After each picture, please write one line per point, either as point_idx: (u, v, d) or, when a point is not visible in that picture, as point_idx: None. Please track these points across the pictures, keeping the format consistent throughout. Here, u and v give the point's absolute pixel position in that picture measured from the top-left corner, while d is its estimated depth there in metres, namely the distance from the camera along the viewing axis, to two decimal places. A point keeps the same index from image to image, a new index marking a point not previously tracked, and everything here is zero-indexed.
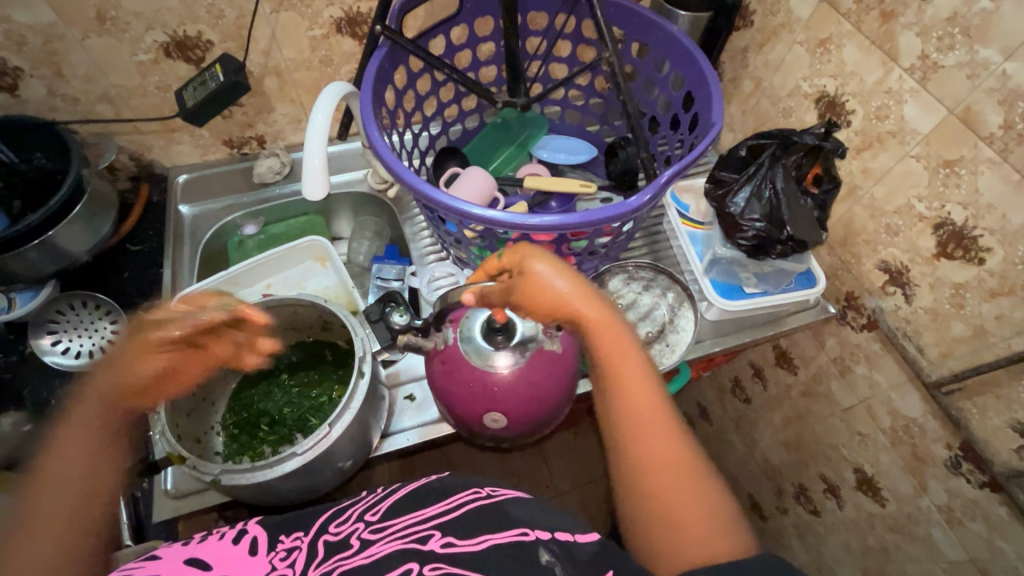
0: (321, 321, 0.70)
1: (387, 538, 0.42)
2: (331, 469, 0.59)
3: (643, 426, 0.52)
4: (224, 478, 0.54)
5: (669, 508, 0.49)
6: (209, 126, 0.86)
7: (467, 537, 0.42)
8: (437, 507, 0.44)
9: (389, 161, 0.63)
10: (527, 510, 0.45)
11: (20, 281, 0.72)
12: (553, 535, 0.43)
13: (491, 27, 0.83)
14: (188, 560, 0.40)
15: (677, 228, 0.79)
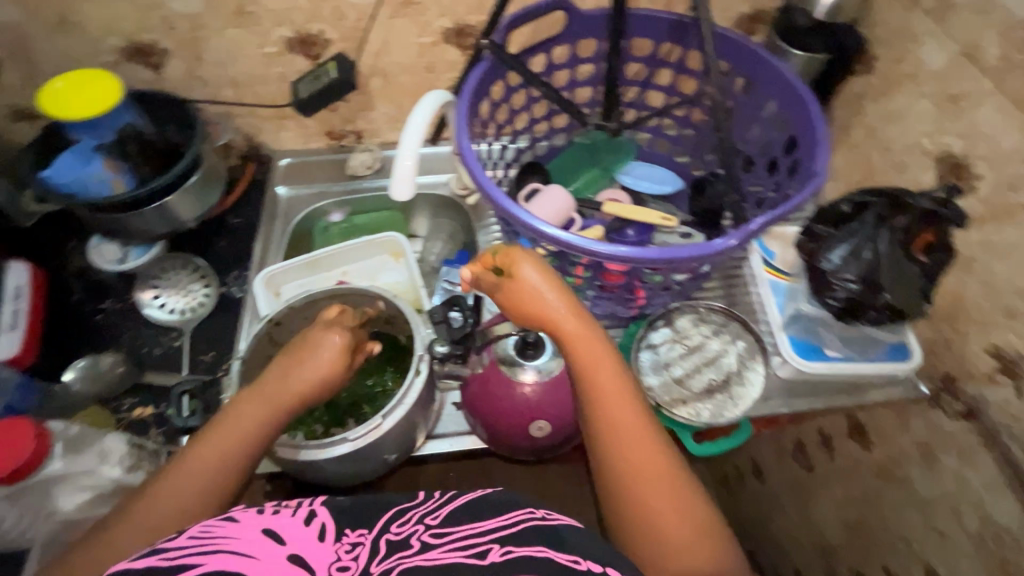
0: (386, 315, 0.73)
1: (447, 545, 0.41)
2: (375, 459, 0.61)
3: (630, 438, 0.51)
4: (279, 449, 0.57)
5: (654, 523, 0.49)
6: (316, 117, 0.92)
7: (527, 549, 0.41)
8: (496, 522, 0.43)
9: (475, 172, 0.65)
10: (585, 538, 0.43)
11: (137, 237, 0.81)
12: (606, 571, 0.40)
13: (594, 49, 0.83)
14: (264, 530, 0.41)
15: (758, 275, 0.75)
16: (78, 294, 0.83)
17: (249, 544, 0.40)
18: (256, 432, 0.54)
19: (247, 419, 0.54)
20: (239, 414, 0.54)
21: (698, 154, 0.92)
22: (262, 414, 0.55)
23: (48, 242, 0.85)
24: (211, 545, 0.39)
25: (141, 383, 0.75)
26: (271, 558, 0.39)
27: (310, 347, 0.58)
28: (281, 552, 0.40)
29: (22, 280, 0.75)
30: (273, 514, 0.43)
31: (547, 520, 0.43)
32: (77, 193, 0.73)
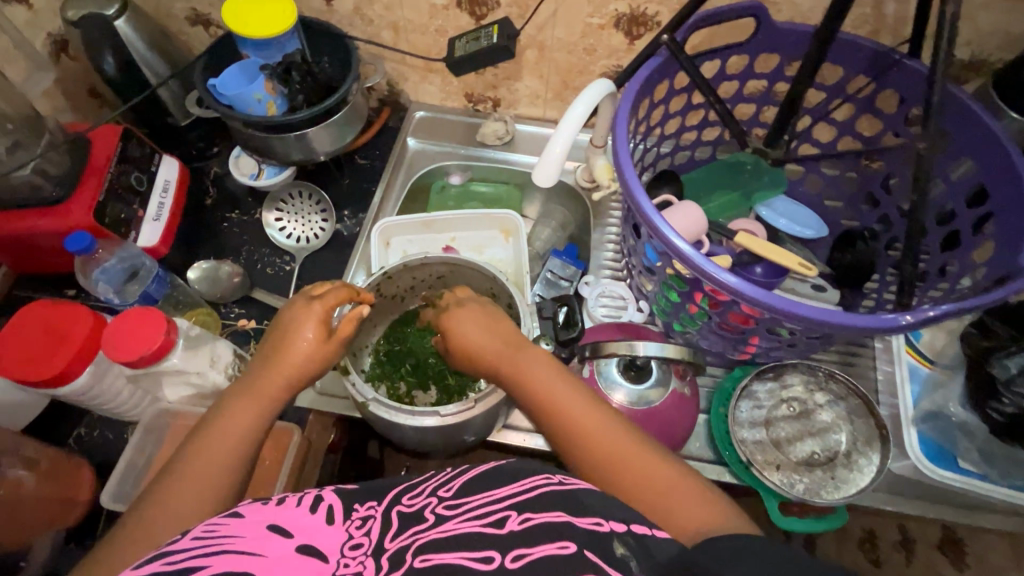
0: (489, 294, 0.72)
1: (462, 516, 0.41)
2: (455, 438, 0.60)
3: (588, 422, 0.50)
4: (371, 406, 0.57)
5: (636, 466, 0.48)
6: (461, 77, 0.91)
7: (547, 514, 0.40)
8: (509, 490, 0.42)
9: (626, 174, 0.61)
10: (600, 497, 0.41)
11: (274, 158, 0.84)
12: (629, 527, 0.39)
13: (774, 66, 0.75)
14: (270, 525, 0.41)
15: (896, 352, 0.68)
16: (212, 198, 0.88)
17: (255, 541, 0.40)
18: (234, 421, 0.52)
19: (239, 419, 0.52)
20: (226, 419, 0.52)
21: (852, 202, 0.83)
22: (249, 420, 0.53)
23: (196, 144, 0.91)
24: (218, 544, 0.39)
25: (250, 297, 0.79)
26: (280, 551, 0.39)
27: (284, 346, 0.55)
28: (290, 543, 0.40)
29: (171, 175, 0.78)
30: (278, 508, 0.43)
31: (565, 485, 0.42)
32: (235, 106, 0.76)
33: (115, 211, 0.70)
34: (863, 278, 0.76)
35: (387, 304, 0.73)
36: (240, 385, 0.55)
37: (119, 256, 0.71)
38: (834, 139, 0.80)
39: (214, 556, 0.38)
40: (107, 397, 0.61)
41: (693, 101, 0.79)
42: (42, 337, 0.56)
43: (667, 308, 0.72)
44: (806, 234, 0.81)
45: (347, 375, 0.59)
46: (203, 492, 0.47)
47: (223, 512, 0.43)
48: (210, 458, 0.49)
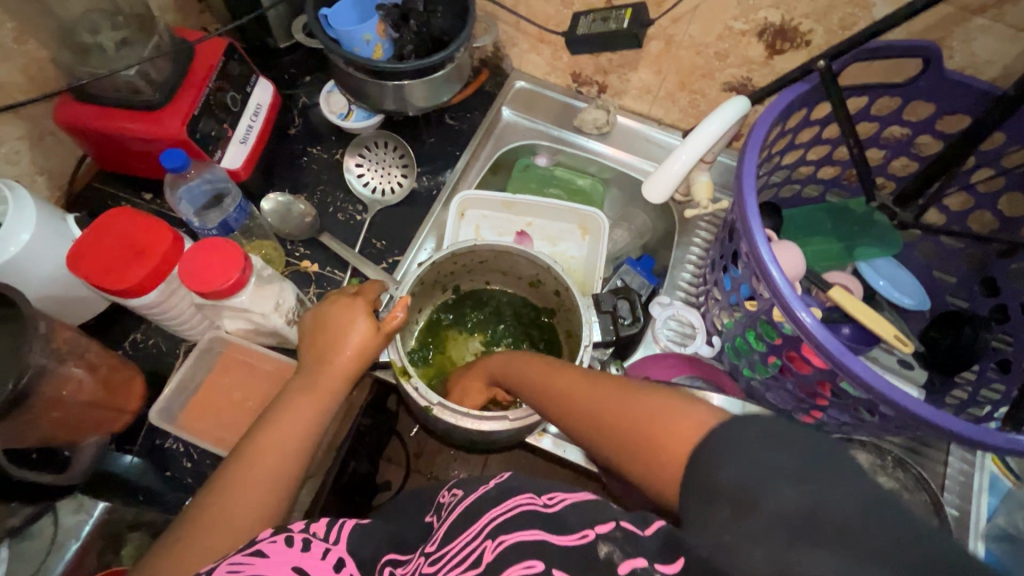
0: (535, 279, 0.70)
1: (444, 566, 0.37)
2: (518, 435, 0.61)
3: (572, 397, 0.48)
4: (436, 410, 0.57)
5: (605, 403, 0.45)
6: (572, 55, 0.85)
7: (523, 533, 0.36)
8: (488, 515, 0.38)
9: (748, 207, 0.54)
10: (583, 508, 0.37)
11: (366, 103, 0.81)
12: (618, 522, 0.35)
13: (925, 116, 0.68)
14: (293, 568, 0.41)
15: (979, 459, 0.65)
16: (296, 128, 0.85)
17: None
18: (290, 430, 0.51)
19: (297, 412, 0.52)
20: (286, 411, 0.52)
21: (965, 282, 0.77)
22: (313, 415, 0.53)
23: (289, 70, 0.88)
24: None
25: (317, 240, 0.78)
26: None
27: (336, 343, 0.56)
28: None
29: (264, 99, 0.77)
30: (300, 554, 0.42)
31: (551, 506, 0.37)
32: (341, 42, 0.72)
33: (206, 127, 0.69)
34: (958, 366, 0.70)
35: (436, 285, 0.71)
36: (296, 383, 0.55)
37: (207, 178, 0.71)
38: (967, 210, 0.73)
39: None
40: (170, 316, 0.61)
41: (822, 135, 0.72)
42: (120, 249, 0.55)
43: (742, 351, 0.67)
44: (904, 302, 0.75)
45: (406, 378, 0.58)
46: (246, 500, 0.47)
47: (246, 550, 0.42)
48: (273, 443, 0.50)
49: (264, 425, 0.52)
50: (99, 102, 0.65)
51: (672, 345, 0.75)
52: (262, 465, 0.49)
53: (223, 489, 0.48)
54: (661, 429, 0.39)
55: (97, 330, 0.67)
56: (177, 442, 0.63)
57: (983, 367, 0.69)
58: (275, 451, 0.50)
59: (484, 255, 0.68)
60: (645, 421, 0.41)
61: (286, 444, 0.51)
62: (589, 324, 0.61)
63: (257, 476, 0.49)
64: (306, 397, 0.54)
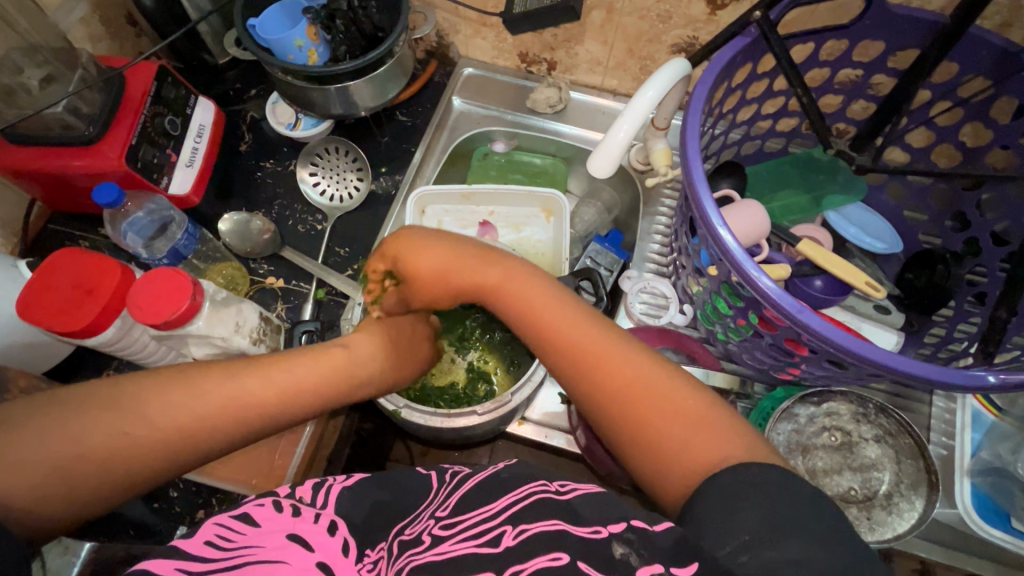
0: None
1: (459, 536, 0.38)
2: (492, 428, 0.61)
3: (589, 362, 0.47)
4: (404, 413, 0.57)
5: (630, 383, 0.45)
6: (516, 35, 0.83)
7: (543, 523, 0.37)
8: (505, 499, 0.40)
9: (694, 173, 0.53)
10: (598, 505, 0.38)
11: (312, 110, 0.79)
12: (628, 522, 0.36)
13: (876, 54, 0.66)
14: (289, 536, 0.39)
15: (960, 396, 0.65)
16: (247, 144, 0.84)
17: (278, 551, 0.38)
18: (272, 395, 0.47)
19: (290, 375, 0.48)
20: (286, 367, 0.48)
21: (936, 218, 0.75)
22: (308, 385, 0.49)
23: (234, 86, 0.86)
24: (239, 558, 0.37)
25: (280, 255, 0.77)
26: (303, 564, 0.38)
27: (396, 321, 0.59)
28: (311, 557, 0.38)
29: (206, 119, 0.75)
30: (292, 519, 0.40)
31: (563, 494, 0.40)
32: (274, 51, 0.71)
33: (148, 155, 0.68)
34: (934, 305, 0.70)
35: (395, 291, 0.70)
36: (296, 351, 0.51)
37: (149, 209, 0.70)
38: (930, 145, 0.71)
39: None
40: (132, 349, 0.60)
41: (775, 87, 0.70)
42: (69, 288, 0.55)
43: (714, 316, 0.66)
44: (877, 247, 0.74)
45: None
46: (176, 421, 0.43)
47: (232, 512, 0.41)
48: (240, 395, 0.45)
49: (258, 365, 0.47)
50: (36, 142, 0.64)
51: (646, 319, 0.73)
52: (213, 410, 0.44)
53: (148, 410, 0.42)
54: (676, 429, 0.42)
55: (69, 371, 0.67)
56: None
57: (959, 303, 0.68)
58: (231, 403, 0.45)
59: None
60: (661, 415, 0.43)
61: (259, 401, 0.46)
62: None
63: (207, 404, 0.44)
64: (312, 364, 0.50)
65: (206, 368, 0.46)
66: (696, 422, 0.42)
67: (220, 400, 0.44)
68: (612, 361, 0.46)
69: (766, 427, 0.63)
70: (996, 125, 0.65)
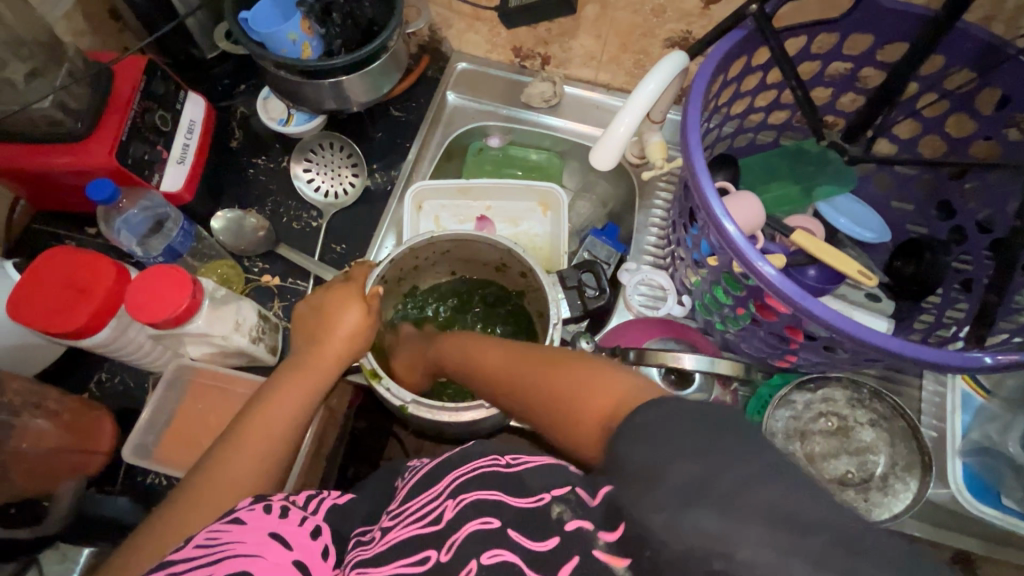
0: (498, 264, 0.69)
1: (405, 521, 0.38)
2: (498, 421, 0.61)
3: (508, 371, 0.48)
4: (411, 408, 0.56)
5: (535, 379, 0.44)
6: (510, 29, 0.83)
7: (481, 491, 0.37)
8: (448, 476, 0.39)
9: (696, 164, 0.54)
10: (544, 472, 0.37)
11: (304, 105, 0.78)
12: (571, 488, 0.36)
13: (865, 48, 0.67)
14: (271, 534, 0.40)
15: (950, 379, 0.67)
16: (238, 141, 0.82)
17: (256, 546, 0.38)
18: (287, 415, 0.51)
19: (289, 393, 0.52)
20: (279, 388, 0.52)
21: (922, 208, 0.77)
22: (299, 400, 0.52)
23: (222, 81, 0.84)
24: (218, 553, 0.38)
25: (275, 252, 0.76)
26: (279, 559, 0.38)
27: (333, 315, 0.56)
28: (288, 555, 0.39)
29: (196, 115, 0.74)
30: (279, 520, 0.41)
31: (511, 466, 0.38)
32: (266, 45, 0.70)
33: (138, 152, 0.66)
34: (923, 293, 0.71)
35: (396, 286, 0.69)
36: (286, 367, 0.54)
37: (144, 206, 0.69)
38: (917, 137, 0.73)
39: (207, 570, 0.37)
40: (128, 350, 0.59)
41: (767, 80, 0.72)
42: (61, 289, 0.53)
43: (712, 306, 0.67)
44: (865, 237, 0.75)
45: (378, 381, 0.57)
46: (242, 482, 0.47)
47: (226, 516, 0.41)
48: (264, 432, 0.49)
49: (258, 404, 0.51)
50: (22, 139, 0.62)
51: (645, 310, 0.75)
52: (255, 460, 0.48)
53: (211, 487, 0.46)
54: (577, 393, 0.40)
55: (60, 374, 0.65)
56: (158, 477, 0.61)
57: (947, 290, 0.70)
58: (263, 442, 0.49)
59: (443, 245, 0.66)
60: (569, 391, 0.41)
61: (280, 425, 0.50)
62: (557, 303, 0.61)
63: (249, 461, 0.47)
64: (300, 374, 0.53)
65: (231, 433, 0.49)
66: (586, 373, 0.41)
67: (253, 450, 0.48)
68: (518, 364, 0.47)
69: (766, 414, 0.65)
70: (981, 116, 0.66)
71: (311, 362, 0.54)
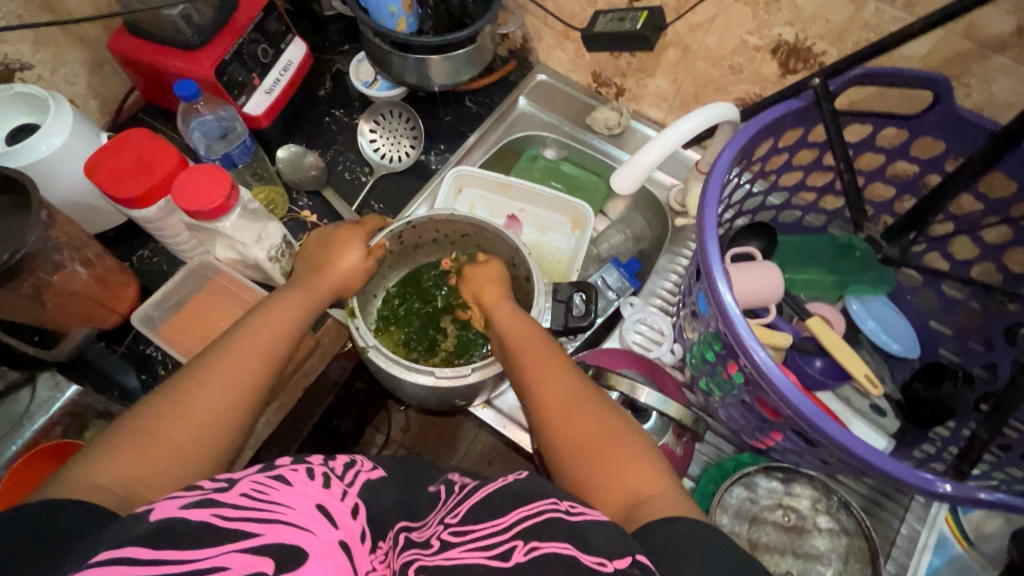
0: (509, 263, 0.71)
1: (469, 544, 0.38)
2: (448, 398, 0.63)
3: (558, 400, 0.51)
4: (370, 352, 0.59)
5: (586, 427, 0.49)
6: (594, 54, 0.86)
7: (553, 543, 0.36)
8: (515, 512, 0.39)
9: (706, 211, 0.54)
10: (607, 533, 0.37)
11: (389, 74, 0.85)
12: (637, 557, 0.36)
13: (934, 154, 0.65)
14: (317, 505, 0.40)
15: (932, 517, 0.62)
16: (325, 90, 0.91)
17: (306, 518, 0.38)
18: (278, 335, 0.55)
19: (283, 312, 0.56)
20: (280, 307, 0.56)
21: (961, 336, 0.71)
22: (296, 315, 0.57)
23: (330, 36, 0.94)
24: (271, 510, 0.37)
25: (322, 193, 0.83)
26: (328, 537, 0.38)
27: (341, 256, 0.61)
28: (334, 534, 0.38)
29: (295, 57, 0.82)
30: (323, 490, 0.41)
31: (572, 515, 0.38)
32: (370, 12, 0.77)
33: (234, 73, 0.75)
34: (932, 422, 0.66)
35: (407, 252, 0.73)
36: (288, 288, 0.59)
37: (218, 114, 0.78)
38: (971, 260, 0.69)
39: (264, 528, 0.36)
40: (165, 232, 0.67)
41: (825, 161, 0.71)
42: (131, 162, 0.61)
43: (698, 362, 0.66)
44: (891, 347, 0.72)
45: (353, 318, 0.61)
46: (229, 388, 0.50)
47: (270, 472, 0.40)
48: (259, 339, 0.54)
49: (258, 319, 0.55)
50: (147, 38, 0.73)
51: (636, 348, 0.75)
52: (246, 370, 0.51)
53: (198, 388, 0.49)
54: (627, 471, 0.46)
55: (112, 240, 0.75)
56: (157, 350, 0.68)
57: (958, 426, 0.64)
58: (255, 355, 0.52)
59: (462, 227, 0.70)
60: (610, 459, 0.47)
61: (274, 336, 0.54)
62: (541, 308, 0.63)
63: (241, 370, 0.51)
64: (303, 298, 0.58)
65: (224, 345, 0.52)
66: (642, 462, 0.46)
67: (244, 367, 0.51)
68: (575, 399, 0.51)
69: (720, 487, 0.62)
70: None
71: (315, 292, 0.59)
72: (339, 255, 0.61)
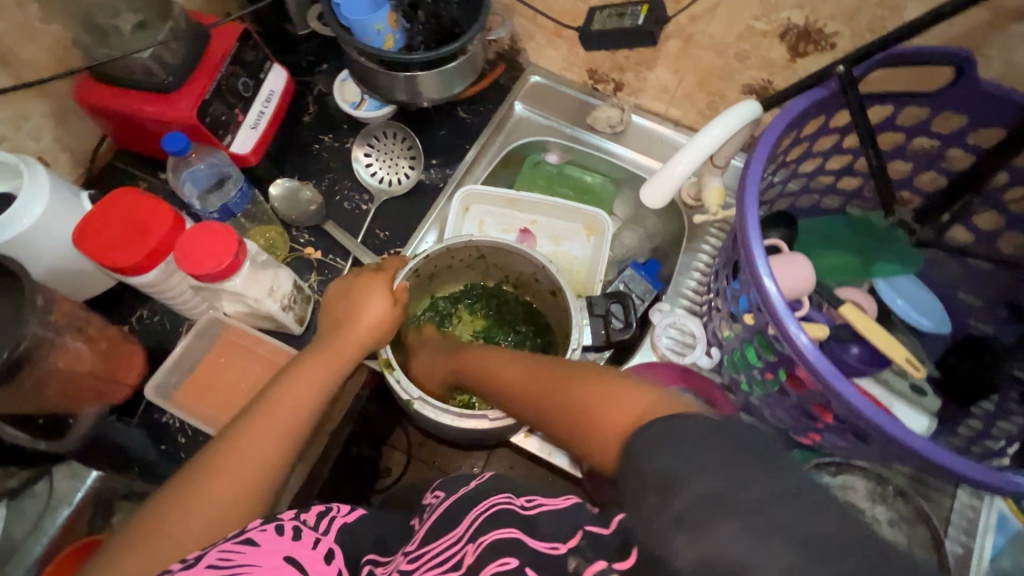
0: (531, 278, 0.68)
1: (426, 565, 0.38)
2: (497, 436, 0.60)
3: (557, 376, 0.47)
4: (416, 404, 0.57)
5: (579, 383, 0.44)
6: (589, 51, 0.83)
7: (499, 531, 0.37)
8: (468, 516, 0.39)
9: (747, 217, 0.52)
10: (557, 517, 0.36)
11: (378, 93, 0.80)
12: (582, 529, 0.35)
13: (955, 128, 0.64)
14: (286, 557, 0.41)
15: (988, 498, 0.62)
16: (309, 115, 0.86)
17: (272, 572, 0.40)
18: (303, 404, 0.52)
19: (308, 378, 0.53)
20: (303, 372, 0.53)
21: (990, 306, 0.71)
22: (323, 378, 0.54)
23: (308, 57, 0.88)
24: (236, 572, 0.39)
25: (323, 227, 0.79)
26: None
27: (363, 308, 0.58)
28: None
29: (276, 86, 0.77)
30: (291, 541, 0.42)
31: (526, 508, 0.37)
32: (353, 31, 0.72)
33: (217, 112, 0.70)
34: (974, 397, 0.66)
35: (424, 282, 0.70)
36: (312, 350, 0.56)
37: (210, 162, 0.74)
38: (998, 231, 0.68)
39: None
40: (168, 294, 0.62)
41: (843, 144, 0.69)
42: (124, 227, 0.57)
43: (740, 365, 0.64)
44: (922, 325, 0.71)
45: (389, 372, 0.58)
46: (249, 463, 0.47)
47: (238, 537, 0.42)
48: (284, 408, 0.51)
49: (282, 388, 0.52)
50: (118, 84, 0.67)
51: (670, 355, 0.73)
52: (268, 443, 0.49)
53: (217, 466, 0.47)
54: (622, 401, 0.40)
55: (106, 304, 0.70)
56: (173, 418, 0.65)
57: (1001, 399, 0.64)
58: (277, 426, 0.50)
59: (481, 249, 0.67)
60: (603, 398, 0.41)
61: (298, 405, 0.51)
62: (580, 329, 0.60)
63: (263, 443, 0.49)
64: (324, 359, 0.55)
65: (245, 419, 0.50)
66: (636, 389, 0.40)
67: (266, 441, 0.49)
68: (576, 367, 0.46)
69: None
70: None
71: (337, 349, 0.56)
72: (354, 304, 0.58)
